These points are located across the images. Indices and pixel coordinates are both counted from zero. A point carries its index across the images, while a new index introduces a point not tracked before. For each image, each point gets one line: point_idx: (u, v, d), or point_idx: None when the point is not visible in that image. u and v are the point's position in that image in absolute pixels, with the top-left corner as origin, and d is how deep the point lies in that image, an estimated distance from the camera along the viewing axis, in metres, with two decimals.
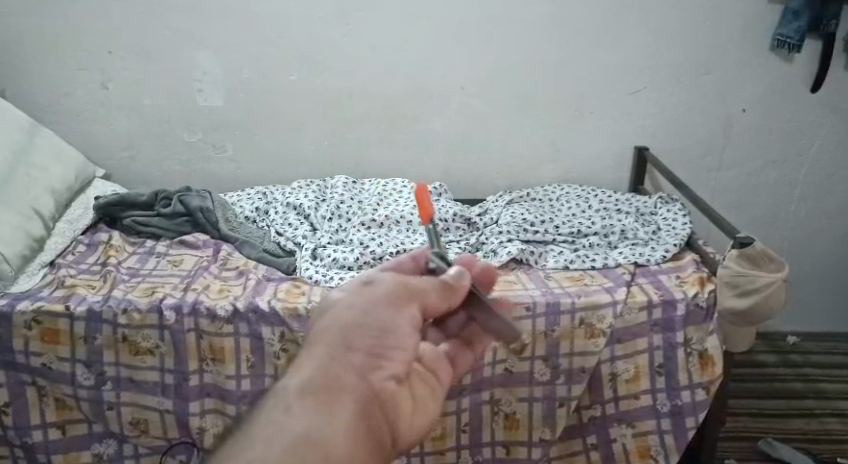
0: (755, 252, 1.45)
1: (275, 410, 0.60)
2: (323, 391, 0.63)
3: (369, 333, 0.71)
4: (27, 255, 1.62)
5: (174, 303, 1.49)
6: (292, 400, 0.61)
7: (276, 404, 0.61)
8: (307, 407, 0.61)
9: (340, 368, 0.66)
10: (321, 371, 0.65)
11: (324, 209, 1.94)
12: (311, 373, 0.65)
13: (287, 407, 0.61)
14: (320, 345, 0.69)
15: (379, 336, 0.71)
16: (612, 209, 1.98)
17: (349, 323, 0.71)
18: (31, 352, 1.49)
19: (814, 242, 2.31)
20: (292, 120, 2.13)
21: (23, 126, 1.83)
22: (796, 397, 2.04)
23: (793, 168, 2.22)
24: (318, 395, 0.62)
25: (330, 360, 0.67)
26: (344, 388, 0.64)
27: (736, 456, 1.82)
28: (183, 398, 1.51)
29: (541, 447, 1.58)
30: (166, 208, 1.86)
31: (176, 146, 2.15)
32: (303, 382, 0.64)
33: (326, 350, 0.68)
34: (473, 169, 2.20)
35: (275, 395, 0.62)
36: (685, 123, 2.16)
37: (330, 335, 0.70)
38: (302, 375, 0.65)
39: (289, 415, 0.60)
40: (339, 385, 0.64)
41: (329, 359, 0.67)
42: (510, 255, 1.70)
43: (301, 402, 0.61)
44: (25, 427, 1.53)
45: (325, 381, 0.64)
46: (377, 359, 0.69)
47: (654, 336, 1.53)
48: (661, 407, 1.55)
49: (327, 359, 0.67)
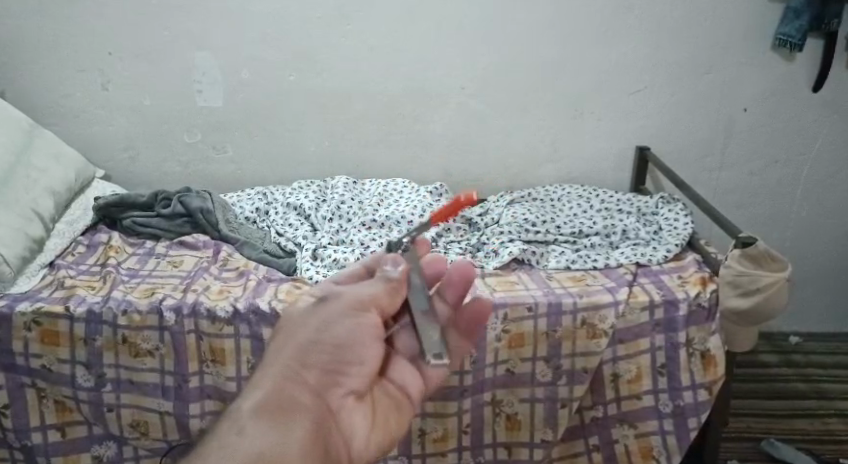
0: (756, 252, 1.45)
1: (228, 432, 0.63)
2: (275, 413, 0.66)
3: (323, 352, 0.74)
4: (27, 257, 1.62)
5: (174, 304, 1.49)
6: (248, 420, 0.65)
7: (232, 424, 0.64)
8: (260, 434, 0.63)
9: (291, 393, 0.70)
10: (274, 393, 0.69)
11: (325, 209, 1.93)
12: (266, 394, 0.69)
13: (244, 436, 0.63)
14: (279, 366, 0.73)
15: (330, 357, 0.74)
16: (614, 209, 1.97)
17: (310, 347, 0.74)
18: (31, 353, 1.48)
19: (814, 241, 2.30)
20: (291, 120, 2.12)
21: (22, 128, 1.82)
22: (798, 398, 2.03)
23: (794, 168, 2.21)
24: (272, 422, 0.65)
25: (282, 382, 0.70)
26: (293, 416, 0.67)
27: (738, 457, 1.82)
28: (183, 400, 1.50)
29: (543, 448, 1.57)
30: (166, 209, 1.86)
31: (176, 146, 2.14)
32: (258, 403, 0.67)
33: (282, 369, 0.72)
34: (472, 169, 2.20)
35: (228, 423, 0.65)
36: (686, 122, 2.16)
37: (290, 355, 0.73)
38: (261, 392, 0.69)
39: (240, 438, 0.62)
40: (291, 414, 0.67)
41: (284, 381, 0.71)
42: (511, 255, 1.70)
43: (250, 426, 0.64)
44: (25, 429, 1.52)
45: (279, 403, 0.68)
46: (328, 385, 0.73)
47: (655, 336, 1.52)
48: (663, 407, 1.54)
49: (285, 380, 0.71)
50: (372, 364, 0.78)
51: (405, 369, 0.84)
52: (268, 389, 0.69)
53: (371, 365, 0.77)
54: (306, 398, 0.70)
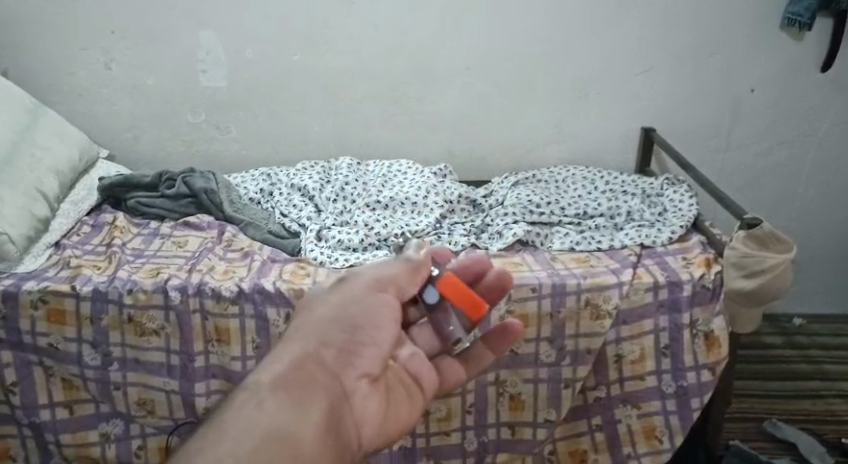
0: (761, 234, 1.44)
1: (242, 407, 0.49)
2: (292, 389, 0.53)
3: (341, 331, 0.65)
4: (32, 237, 1.62)
5: (179, 284, 1.49)
6: (267, 395, 0.51)
7: (240, 404, 0.49)
8: (265, 422, 0.48)
9: (305, 370, 0.57)
10: (286, 373, 0.56)
11: (329, 190, 1.94)
12: (284, 370, 0.56)
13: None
14: (289, 353, 0.59)
15: (347, 335, 0.64)
16: (618, 191, 1.97)
17: (329, 326, 0.64)
18: (37, 332, 1.49)
19: (820, 223, 2.29)
20: (295, 100, 2.12)
21: (27, 108, 1.82)
22: (801, 379, 2.04)
23: (800, 150, 2.20)
24: (288, 394, 0.52)
25: (299, 360, 0.58)
26: (312, 390, 0.55)
27: (740, 437, 1.82)
28: (188, 378, 1.51)
29: (546, 428, 1.58)
30: (170, 189, 1.86)
31: (179, 127, 2.13)
32: (264, 390, 0.52)
33: (292, 354, 0.59)
34: (477, 150, 2.19)
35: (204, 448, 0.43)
36: (693, 103, 2.14)
37: (306, 331, 0.63)
38: (270, 372, 0.55)
39: (260, 411, 0.49)
40: (308, 389, 0.55)
41: (297, 362, 0.58)
42: (515, 236, 1.70)
43: (271, 401, 0.50)
44: (32, 406, 1.54)
45: (293, 380, 0.55)
46: (345, 363, 0.62)
47: (659, 317, 1.52)
48: (666, 388, 1.54)
49: (299, 360, 0.58)
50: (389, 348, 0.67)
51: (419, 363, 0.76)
52: (280, 369, 0.56)
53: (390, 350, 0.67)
54: (321, 376, 0.58)
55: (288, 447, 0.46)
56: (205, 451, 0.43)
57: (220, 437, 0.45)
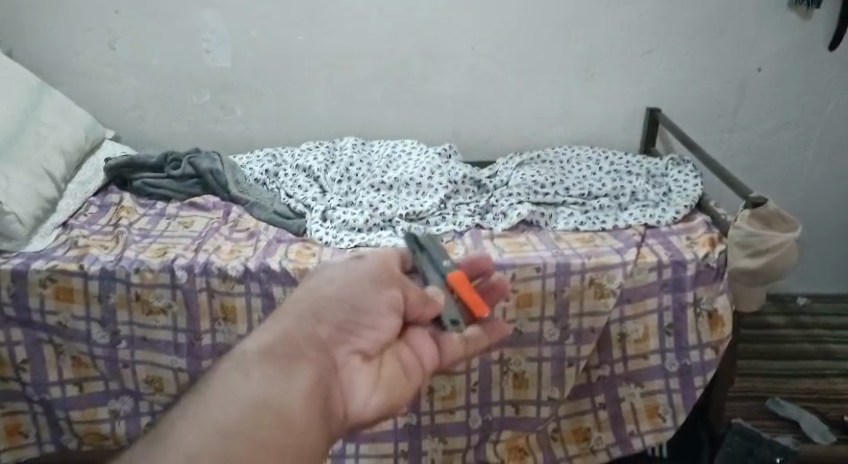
0: (766, 212, 1.45)
1: (228, 376, 0.49)
2: (281, 358, 0.53)
3: (337, 309, 0.64)
4: (40, 216, 1.63)
5: (185, 264, 1.50)
6: (255, 363, 0.51)
7: (227, 371, 0.50)
8: (248, 390, 0.48)
9: (297, 343, 0.57)
10: (277, 344, 0.55)
11: (334, 171, 1.94)
12: (277, 337, 0.56)
13: (201, 441, 0.43)
14: (281, 327, 0.58)
15: (345, 312, 0.64)
16: (623, 171, 1.96)
17: (324, 303, 0.63)
18: (46, 310, 1.50)
19: (827, 204, 2.28)
20: (299, 80, 2.11)
21: (32, 88, 1.82)
22: (805, 359, 2.04)
23: (807, 130, 2.18)
24: (275, 366, 0.52)
25: (294, 329, 0.58)
26: (302, 361, 0.55)
27: (742, 415, 1.83)
28: (195, 357, 1.53)
29: (550, 406, 1.59)
30: (175, 170, 1.87)
31: (184, 107, 2.13)
32: (252, 361, 0.52)
33: (284, 327, 0.58)
34: (481, 130, 2.18)
35: (188, 414, 0.45)
36: (699, 82, 2.13)
37: (301, 307, 0.62)
38: (261, 341, 0.55)
39: (243, 381, 0.49)
40: (296, 362, 0.54)
41: (289, 336, 0.57)
42: (519, 216, 1.70)
43: (257, 371, 0.51)
44: (42, 383, 1.56)
45: (285, 349, 0.55)
46: (338, 339, 0.61)
47: (663, 296, 1.53)
48: (669, 367, 1.55)
49: (294, 330, 0.58)
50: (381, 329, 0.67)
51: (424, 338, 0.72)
52: (274, 337, 0.56)
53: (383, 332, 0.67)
54: (312, 349, 0.57)
55: (267, 418, 0.47)
56: (187, 420, 0.45)
57: (204, 404, 0.46)
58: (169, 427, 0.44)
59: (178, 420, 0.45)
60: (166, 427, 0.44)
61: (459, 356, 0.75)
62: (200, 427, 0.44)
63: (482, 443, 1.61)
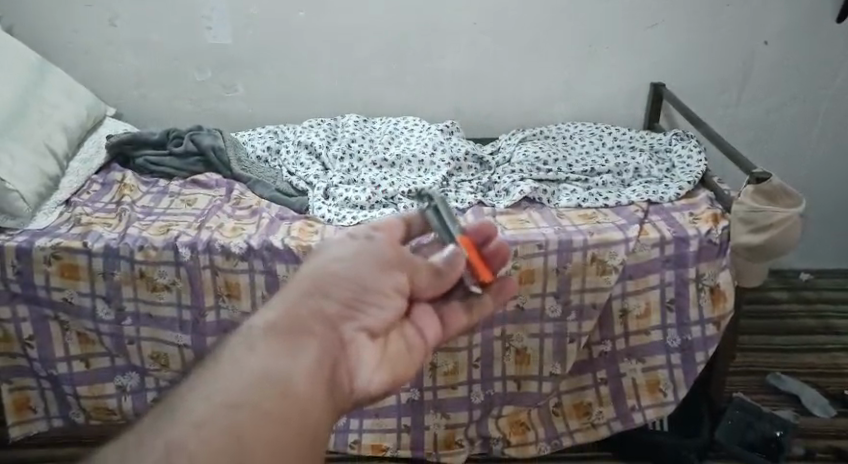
0: (770, 188, 1.44)
1: (233, 350, 0.48)
2: (287, 333, 0.51)
3: (348, 283, 0.62)
4: (43, 194, 1.63)
5: (189, 241, 1.51)
6: (261, 337, 0.50)
7: (232, 345, 0.49)
8: (253, 364, 0.47)
9: (302, 317, 0.54)
10: (282, 319, 0.53)
11: (335, 148, 1.93)
12: (284, 311, 0.54)
13: (208, 409, 0.42)
14: (285, 301, 0.56)
15: (355, 286, 0.62)
16: (626, 147, 1.96)
17: (331, 275, 0.61)
18: (51, 287, 1.51)
19: (832, 180, 2.26)
20: (301, 57, 2.10)
21: (33, 66, 1.81)
22: (806, 334, 2.05)
23: (812, 105, 2.16)
24: (281, 339, 0.50)
25: (302, 304, 0.56)
26: (309, 336, 0.53)
27: (743, 390, 1.85)
28: (200, 333, 1.55)
29: (551, 381, 1.60)
30: (178, 147, 1.87)
31: (186, 85, 2.12)
32: (256, 336, 0.50)
33: (289, 301, 0.56)
34: (484, 107, 2.17)
35: (192, 390, 0.44)
36: (704, 58, 2.11)
37: (307, 279, 0.59)
38: (266, 317, 0.53)
39: (249, 354, 0.48)
40: (300, 336, 0.52)
41: (294, 310, 0.55)
42: (521, 193, 1.70)
43: (263, 344, 0.49)
44: (49, 359, 1.57)
45: (291, 324, 0.53)
46: (344, 313, 0.59)
47: (665, 272, 1.53)
48: (670, 342, 1.56)
49: (301, 304, 0.56)
50: (387, 306, 0.65)
51: (424, 316, 0.72)
52: (279, 311, 0.54)
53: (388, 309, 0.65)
54: (317, 323, 0.55)
55: (273, 389, 0.45)
56: (194, 392, 0.44)
57: (210, 379, 0.45)
58: (175, 402, 0.43)
59: (183, 396, 0.43)
60: (171, 403, 0.43)
61: (461, 328, 0.76)
62: (205, 398, 0.43)
63: (484, 418, 1.63)
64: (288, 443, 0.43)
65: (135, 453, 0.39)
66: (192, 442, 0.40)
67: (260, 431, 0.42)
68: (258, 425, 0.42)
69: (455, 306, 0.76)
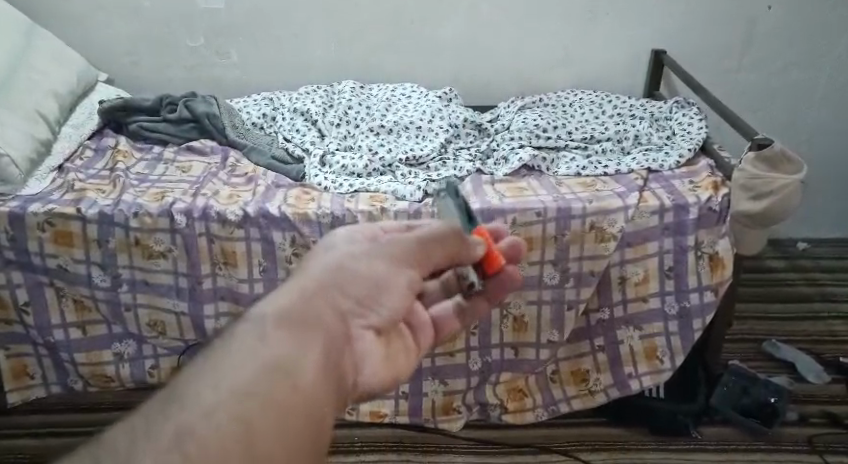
0: (771, 154, 1.43)
1: (242, 336, 0.41)
2: (300, 322, 0.45)
3: (364, 274, 0.55)
4: (35, 159, 1.61)
5: (184, 208, 1.49)
6: (273, 324, 0.43)
7: (243, 331, 0.42)
8: (267, 345, 0.41)
9: (314, 304, 0.48)
10: (297, 303, 0.47)
11: (332, 115, 1.90)
12: (297, 297, 0.47)
13: (217, 400, 0.36)
14: (297, 283, 0.49)
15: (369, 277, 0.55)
16: (626, 115, 1.94)
17: (344, 263, 0.54)
18: (46, 254, 1.50)
19: (832, 148, 2.25)
20: (295, 23, 2.06)
21: (21, 29, 1.77)
22: (802, 302, 2.06)
23: (813, 72, 2.14)
24: (296, 326, 0.44)
25: (316, 291, 0.49)
26: (322, 327, 0.46)
27: (740, 356, 1.85)
28: (197, 300, 1.54)
29: (549, 349, 1.60)
30: (172, 114, 1.84)
31: (178, 50, 2.08)
32: (270, 317, 0.44)
33: (302, 286, 0.49)
34: (481, 74, 2.14)
35: (205, 369, 0.38)
36: (705, 23, 2.09)
37: (318, 267, 0.52)
38: (278, 301, 0.46)
39: (260, 341, 0.41)
40: (312, 323, 0.46)
41: (308, 295, 0.48)
42: (520, 161, 1.68)
43: (275, 332, 0.42)
44: (46, 326, 1.57)
45: (304, 312, 0.46)
46: (354, 306, 0.52)
47: (664, 240, 1.52)
48: (669, 310, 1.56)
49: (315, 291, 0.49)
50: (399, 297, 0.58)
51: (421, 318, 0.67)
52: (293, 297, 0.47)
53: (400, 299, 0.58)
54: (329, 313, 0.48)
55: (286, 384, 0.39)
56: (201, 380, 0.38)
57: (217, 363, 0.39)
58: (184, 382, 0.37)
59: (193, 375, 0.38)
60: (180, 381, 0.38)
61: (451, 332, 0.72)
62: (214, 388, 0.37)
63: (481, 385, 1.63)
64: (301, 440, 0.38)
65: (145, 438, 0.34)
66: (207, 427, 0.35)
67: (274, 423, 0.37)
68: (272, 417, 0.37)
69: (447, 308, 0.71)
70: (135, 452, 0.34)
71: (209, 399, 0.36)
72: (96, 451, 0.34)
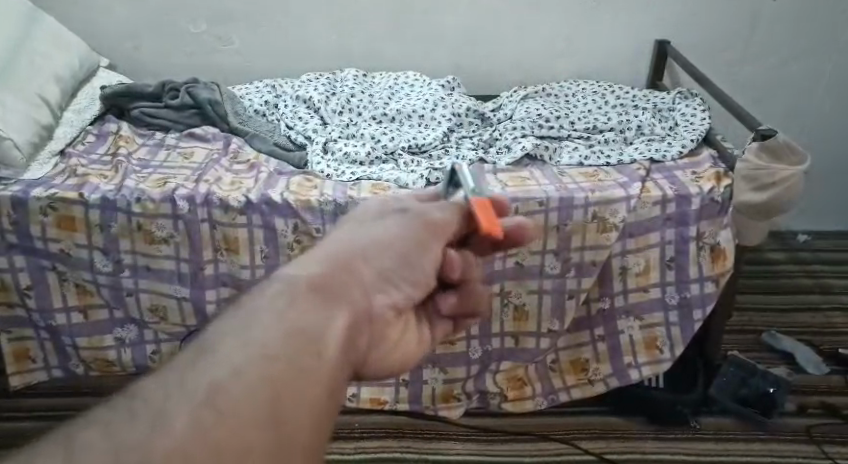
0: (775, 145, 1.43)
1: (267, 302, 0.39)
2: (326, 291, 0.42)
3: (391, 248, 0.51)
4: (37, 143, 1.61)
5: (186, 194, 1.49)
6: (298, 291, 0.41)
7: (269, 297, 0.40)
8: (289, 312, 0.39)
9: (338, 275, 0.45)
10: (322, 272, 0.44)
11: (334, 103, 1.89)
12: (321, 267, 0.44)
13: (239, 363, 0.34)
14: (317, 253, 0.47)
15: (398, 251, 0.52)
16: (629, 106, 1.93)
17: (372, 235, 0.51)
18: (48, 238, 1.50)
19: (836, 139, 2.24)
20: (297, 9, 2.05)
21: (22, 14, 1.77)
22: (801, 293, 2.06)
23: (818, 63, 2.14)
24: (320, 293, 0.41)
25: (342, 260, 0.46)
26: (347, 299, 0.43)
27: (740, 348, 1.85)
28: (199, 286, 1.54)
29: (550, 338, 1.60)
30: (174, 100, 1.83)
31: (179, 36, 2.08)
32: (292, 283, 0.41)
33: (325, 256, 0.46)
34: (484, 63, 2.13)
35: (232, 331, 0.36)
36: (708, 14, 2.08)
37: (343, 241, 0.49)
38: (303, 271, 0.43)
39: (285, 308, 0.39)
40: (336, 293, 0.43)
41: (330, 266, 0.45)
42: (523, 150, 1.68)
43: (301, 299, 0.40)
44: (49, 310, 1.57)
45: (330, 282, 0.43)
46: (379, 279, 0.48)
47: (666, 231, 1.52)
48: (669, 300, 1.57)
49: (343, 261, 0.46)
50: (430, 270, 0.54)
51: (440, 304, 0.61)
52: (319, 266, 0.44)
53: (430, 271, 0.54)
54: (355, 284, 0.45)
55: (309, 350, 0.37)
56: (225, 343, 0.36)
57: (243, 326, 0.37)
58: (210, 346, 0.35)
59: (217, 339, 0.36)
60: (205, 344, 0.36)
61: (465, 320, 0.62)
62: (238, 351, 0.35)
63: (481, 374, 1.63)
64: (325, 411, 0.35)
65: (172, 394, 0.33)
66: (233, 387, 0.33)
67: (299, 388, 0.34)
68: (294, 382, 0.35)
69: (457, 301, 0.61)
70: (167, 404, 0.32)
71: (235, 360, 0.34)
72: (123, 405, 0.33)
